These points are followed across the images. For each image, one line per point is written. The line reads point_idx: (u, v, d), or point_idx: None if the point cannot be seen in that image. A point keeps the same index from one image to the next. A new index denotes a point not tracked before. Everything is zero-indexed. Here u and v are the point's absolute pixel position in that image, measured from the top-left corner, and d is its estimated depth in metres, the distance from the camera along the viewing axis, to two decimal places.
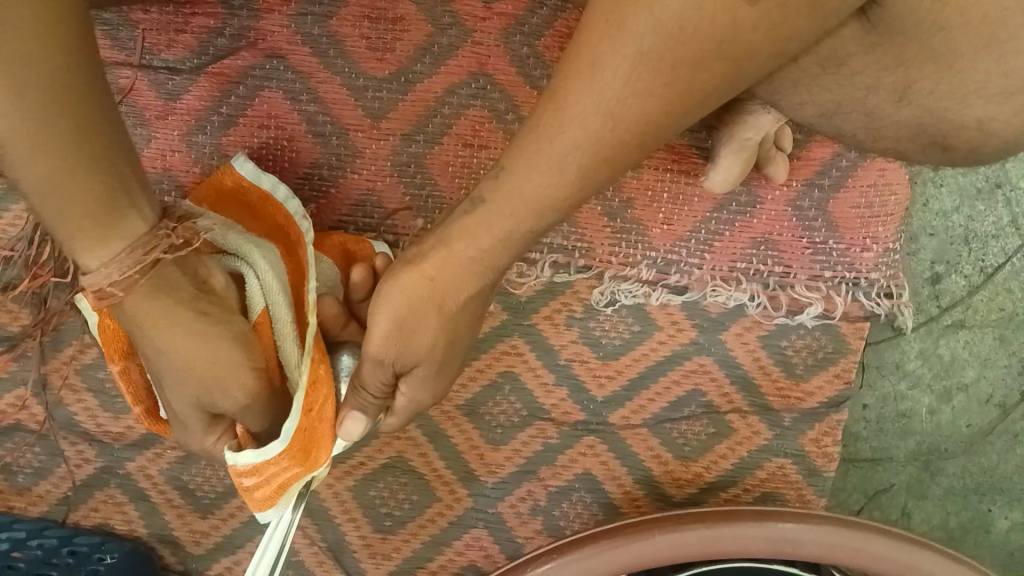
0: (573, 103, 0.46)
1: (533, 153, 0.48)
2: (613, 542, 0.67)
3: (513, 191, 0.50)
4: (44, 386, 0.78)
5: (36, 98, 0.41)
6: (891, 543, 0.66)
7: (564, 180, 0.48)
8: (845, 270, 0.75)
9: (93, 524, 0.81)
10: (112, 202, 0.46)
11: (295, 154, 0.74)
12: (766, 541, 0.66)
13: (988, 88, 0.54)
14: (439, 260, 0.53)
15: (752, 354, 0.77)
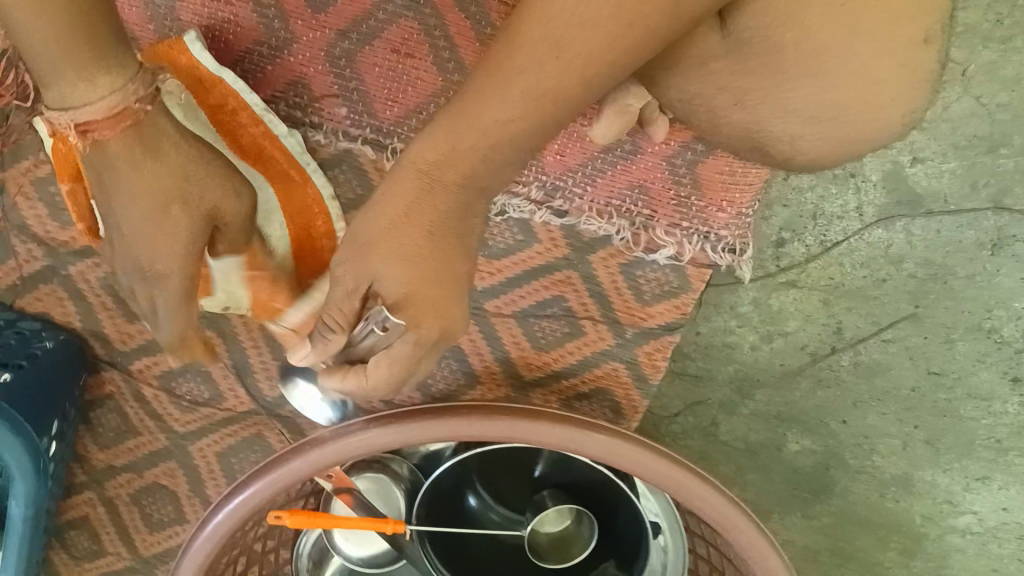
0: (522, 42, 0.56)
1: (491, 77, 0.58)
2: (435, 416, 0.81)
3: (478, 112, 0.58)
4: (2, 191, 0.90)
5: None
6: (657, 459, 0.79)
7: (517, 103, 0.57)
8: (699, 224, 0.87)
9: (36, 312, 0.94)
10: (91, 60, 0.58)
11: (238, 30, 0.83)
12: (558, 437, 0.80)
13: (803, 111, 0.66)
14: (412, 169, 0.62)
15: (611, 276, 0.90)
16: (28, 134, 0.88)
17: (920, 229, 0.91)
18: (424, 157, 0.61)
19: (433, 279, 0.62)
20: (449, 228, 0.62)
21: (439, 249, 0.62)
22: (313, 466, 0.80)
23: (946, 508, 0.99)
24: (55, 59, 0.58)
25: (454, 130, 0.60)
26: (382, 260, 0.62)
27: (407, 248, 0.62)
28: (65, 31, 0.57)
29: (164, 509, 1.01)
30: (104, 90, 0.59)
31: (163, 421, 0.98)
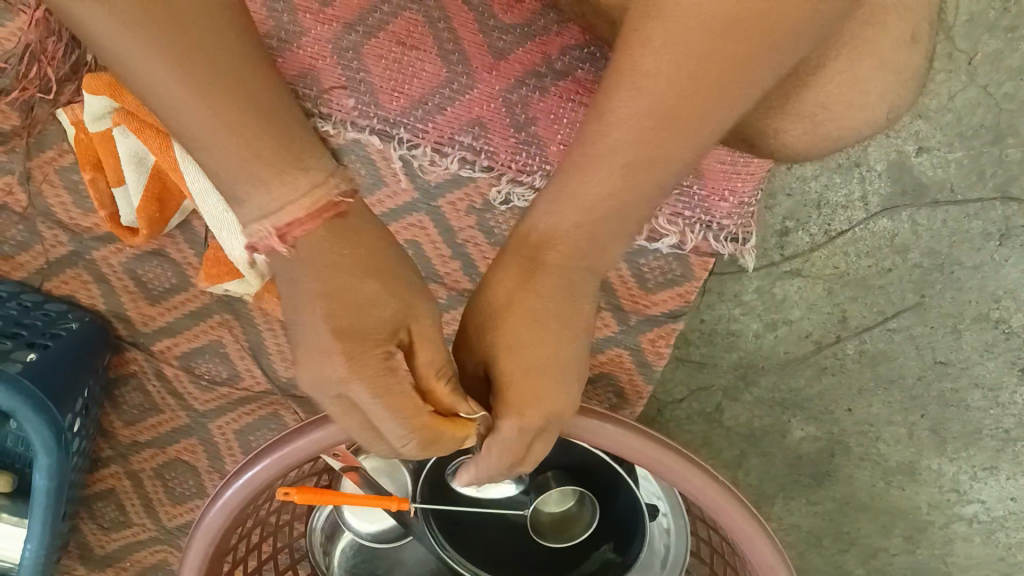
0: (613, 119, 0.54)
1: (590, 151, 0.56)
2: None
3: (574, 195, 0.57)
4: (28, 179, 0.94)
5: (207, 74, 0.51)
6: (664, 451, 0.81)
7: (625, 176, 0.55)
8: (702, 214, 0.87)
9: (62, 295, 0.98)
10: (289, 149, 0.54)
11: (250, 22, 0.85)
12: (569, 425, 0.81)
13: (787, 108, 0.69)
14: (525, 252, 0.61)
15: (615, 266, 0.92)
16: (53, 124, 0.92)
17: (926, 219, 0.92)
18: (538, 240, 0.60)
19: (550, 350, 0.60)
20: (572, 296, 0.61)
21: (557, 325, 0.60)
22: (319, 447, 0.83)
23: (953, 496, 1.00)
24: (227, 141, 0.53)
25: (561, 211, 0.58)
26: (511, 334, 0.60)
27: (529, 325, 0.60)
28: (215, 100, 0.52)
29: (185, 483, 1.05)
30: (304, 186, 0.54)
31: (184, 399, 1.02)
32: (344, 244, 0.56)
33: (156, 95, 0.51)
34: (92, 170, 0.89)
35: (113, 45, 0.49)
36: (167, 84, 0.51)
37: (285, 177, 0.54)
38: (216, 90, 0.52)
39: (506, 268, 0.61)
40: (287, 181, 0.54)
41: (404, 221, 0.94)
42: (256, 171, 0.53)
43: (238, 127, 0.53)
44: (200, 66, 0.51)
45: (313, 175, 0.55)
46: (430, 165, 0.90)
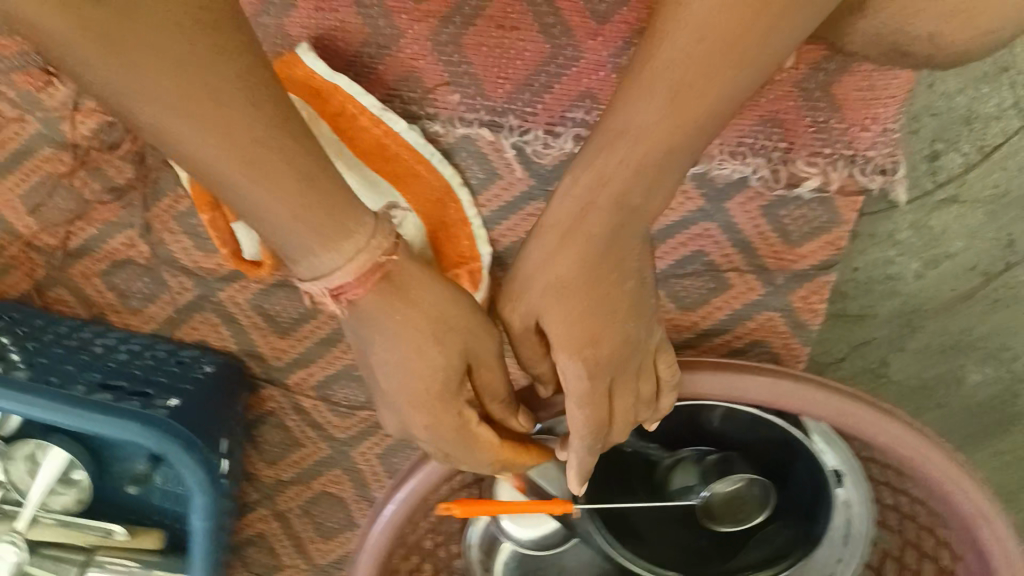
0: (661, 52, 0.57)
1: (632, 98, 0.58)
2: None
3: (626, 123, 0.58)
4: (148, 230, 0.94)
5: (243, 135, 0.52)
6: (829, 396, 0.77)
7: (661, 125, 0.57)
8: (843, 148, 0.82)
9: (194, 340, 0.98)
10: (337, 208, 0.57)
11: (346, 34, 0.84)
12: (725, 386, 0.79)
13: (938, 9, 0.64)
14: (564, 209, 0.62)
15: (754, 223, 0.86)
16: (166, 171, 0.91)
17: None
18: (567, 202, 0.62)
19: (610, 316, 0.62)
20: (609, 265, 0.61)
21: (597, 295, 0.61)
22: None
23: None
24: (292, 219, 0.56)
25: (602, 166, 0.60)
26: (563, 304, 0.62)
27: (573, 292, 0.61)
28: (254, 170, 0.53)
29: (335, 516, 1.03)
30: (352, 250, 0.57)
31: (325, 430, 1.00)
32: (398, 310, 0.61)
33: (224, 183, 0.54)
34: (209, 210, 0.87)
35: (175, 134, 0.51)
36: (222, 162, 0.52)
37: (337, 249, 0.57)
38: (261, 158, 0.53)
39: (551, 220, 0.62)
40: (340, 254, 0.57)
41: (522, 212, 0.89)
42: (309, 234, 0.56)
43: (269, 173, 0.54)
44: (240, 128, 0.52)
45: (356, 246, 0.58)
46: (545, 148, 0.85)
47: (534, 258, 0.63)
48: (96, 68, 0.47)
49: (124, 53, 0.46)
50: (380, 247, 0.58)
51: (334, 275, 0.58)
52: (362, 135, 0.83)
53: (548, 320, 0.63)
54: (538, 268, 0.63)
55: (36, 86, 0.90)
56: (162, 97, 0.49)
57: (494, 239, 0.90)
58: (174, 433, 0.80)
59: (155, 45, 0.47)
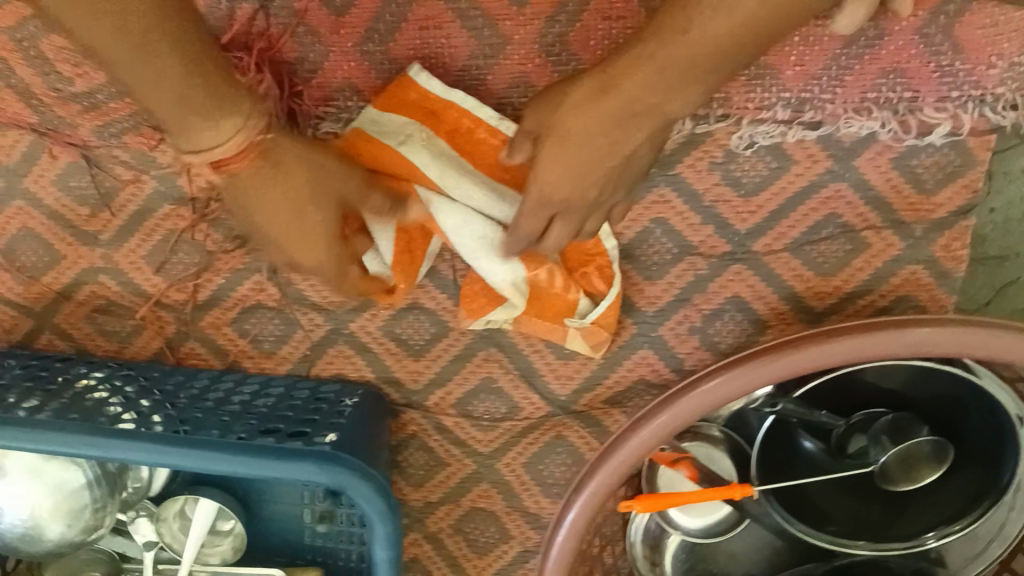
0: (717, 2, 0.66)
1: (673, 29, 0.69)
2: (784, 353, 0.76)
3: (666, 52, 0.69)
4: (275, 271, 0.95)
5: (175, 65, 0.61)
6: (1007, 335, 0.74)
7: (681, 55, 0.69)
8: (971, 89, 0.80)
9: (331, 374, 0.99)
10: (222, 105, 0.64)
11: (453, 51, 0.84)
12: (901, 342, 0.75)
13: None
14: (579, 100, 0.73)
15: (885, 175, 0.85)
16: None
17: None
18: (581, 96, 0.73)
19: (582, 182, 0.75)
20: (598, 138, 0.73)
21: (580, 152, 0.74)
22: (663, 436, 0.79)
23: None
24: (176, 106, 0.62)
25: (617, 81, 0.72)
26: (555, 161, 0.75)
27: (560, 154, 0.74)
28: (185, 87, 0.62)
29: (488, 531, 1.03)
30: (232, 129, 0.65)
31: (468, 445, 1.00)
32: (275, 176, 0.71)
33: (155, 108, 0.64)
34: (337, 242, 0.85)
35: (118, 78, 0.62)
36: (128, 73, 0.61)
37: (224, 124, 0.65)
38: (187, 86, 0.62)
39: (573, 108, 0.73)
40: (225, 130, 0.65)
41: (646, 200, 0.89)
42: (186, 117, 0.63)
43: (214, 114, 0.64)
44: (188, 75, 0.62)
45: (237, 124, 0.65)
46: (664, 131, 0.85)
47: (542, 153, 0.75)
48: (110, 53, 0.59)
49: (128, 37, 0.58)
50: (254, 127, 0.66)
51: (214, 149, 0.65)
52: (481, 146, 0.83)
53: (550, 170, 0.75)
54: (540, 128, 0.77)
55: (150, 145, 0.90)
56: (121, 49, 0.59)
57: (620, 231, 0.90)
58: (347, 461, 0.80)
59: (110, 20, 0.57)
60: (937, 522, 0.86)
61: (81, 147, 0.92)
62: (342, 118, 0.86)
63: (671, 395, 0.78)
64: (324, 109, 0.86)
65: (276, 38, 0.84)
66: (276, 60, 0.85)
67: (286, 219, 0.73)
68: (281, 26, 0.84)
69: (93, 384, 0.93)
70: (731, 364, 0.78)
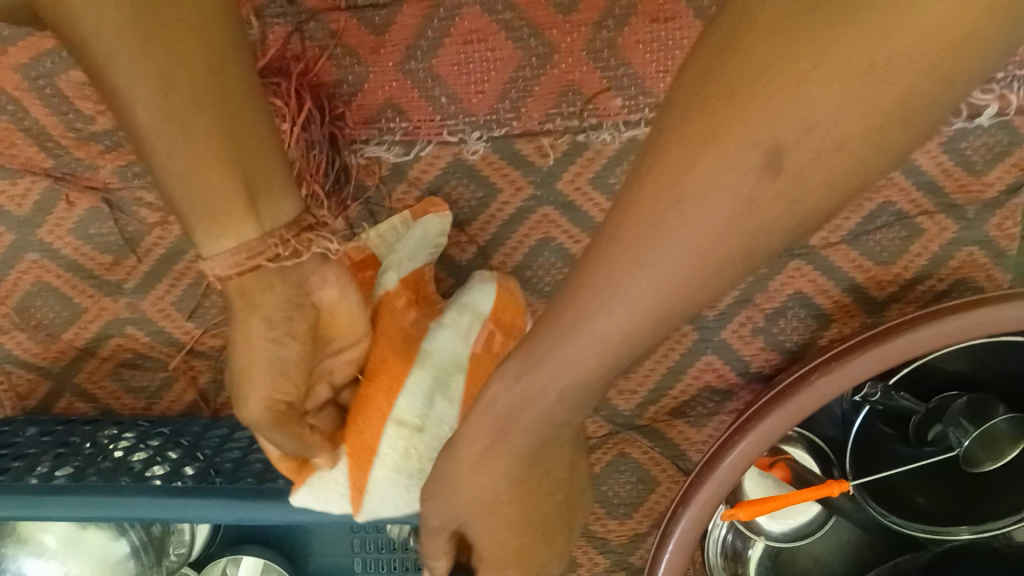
0: (725, 171, 0.39)
1: (661, 231, 0.42)
2: (879, 343, 0.76)
3: (655, 245, 0.42)
4: None
5: (204, 128, 0.55)
6: None
7: (740, 219, 0.40)
8: (1019, 68, 0.80)
9: None
10: (242, 201, 0.57)
11: (499, 62, 0.81)
12: (1000, 323, 0.74)
13: None
14: (554, 361, 0.51)
15: (935, 160, 0.85)
16: None
17: None
18: (558, 342, 0.50)
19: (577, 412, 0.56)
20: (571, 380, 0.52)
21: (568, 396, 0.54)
22: (770, 439, 0.77)
23: None
24: (191, 171, 0.55)
25: (620, 272, 0.44)
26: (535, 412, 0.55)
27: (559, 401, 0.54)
28: (189, 142, 0.55)
29: None
30: (240, 239, 0.57)
31: None
32: (253, 296, 0.59)
33: (150, 148, 0.55)
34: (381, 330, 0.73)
35: (127, 108, 0.53)
36: (147, 118, 0.53)
37: (224, 240, 0.57)
38: (212, 153, 0.55)
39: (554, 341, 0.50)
40: (225, 244, 0.57)
41: None
42: (208, 204, 0.56)
43: (207, 204, 0.56)
44: (208, 154, 0.55)
45: (250, 235, 0.57)
46: None
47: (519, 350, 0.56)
48: (144, 103, 0.53)
49: (168, 87, 0.53)
50: (277, 236, 0.58)
51: (215, 263, 0.57)
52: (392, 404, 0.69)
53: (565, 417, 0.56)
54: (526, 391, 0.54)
55: None
56: (148, 82, 0.52)
57: None
58: None
59: (148, 25, 0.51)
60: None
61: (102, 190, 0.86)
62: (384, 142, 0.83)
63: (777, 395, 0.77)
64: (366, 132, 0.83)
65: (313, 61, 0.81)
66: (314, 84, 0.81)
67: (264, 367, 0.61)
68: (317, 48, 0.80)
69: (127, 445, 0.86)
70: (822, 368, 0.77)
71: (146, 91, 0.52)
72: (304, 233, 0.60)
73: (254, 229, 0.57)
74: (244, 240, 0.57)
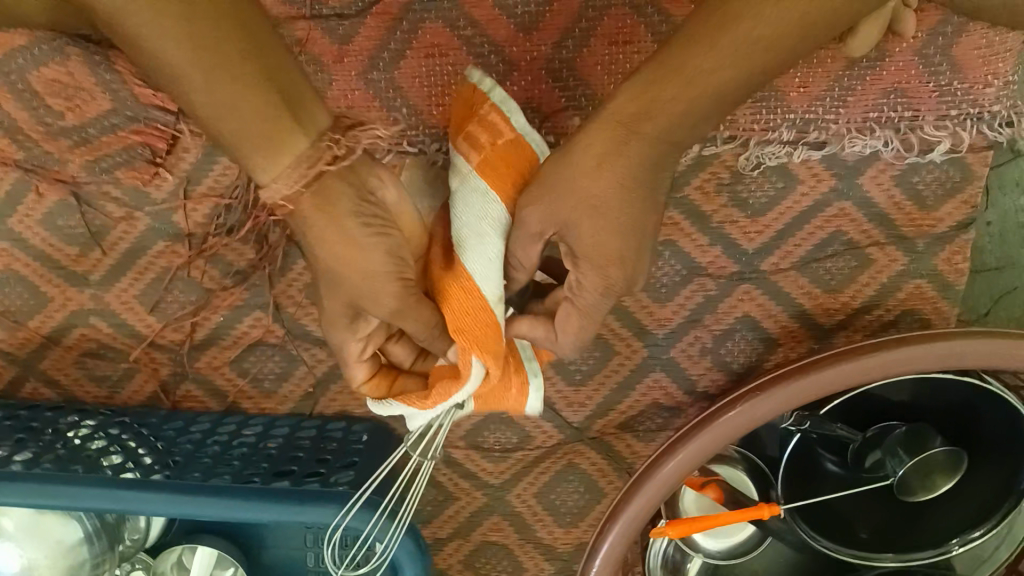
0: (706, 53, 0.61)
1: (689, 44, 0.61)
2: (806, 372, 0.75)
3: (645, 99, 0.62)
4: (278, 308, 0.92)
5: (238, 59, 0.55)
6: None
7: (705, 85, 0.61)
8: (969, 107, 0.82)
9: (336, 412, 0.96)
10: (278, 125, 0.57)
11: (459, 77, 0.83)
12: (926, 361, 0.73)
13: None
14: (590, 146, 0.64)
15: (886, 193, 0.86)
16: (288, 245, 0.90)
17: None
18: (597, 133, 0.64)
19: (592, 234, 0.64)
20: (615, 186, 0.64)
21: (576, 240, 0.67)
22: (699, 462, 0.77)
23: None
24: (227, 106, 0.56)
25: (626, 113, 0.63)
26: (568, 214, 0.64)
27: (589, 209, 0.64)
28: (220, 80, 0.55)
29: (500, 564, 1.02)
30: (293, 159, 0.59)
31: (478, 477, 0.99)
32: (325, 209, 0.62)
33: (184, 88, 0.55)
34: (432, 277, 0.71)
35: (152, 51, 0.52)
36: (176, 57, 0.53)
37: (283, 157, 0.58)
38: (248, 81, 0.56)
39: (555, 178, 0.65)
40: (286, 159, 0.58)
41: None
42: (256, 134, 0.57)
43: (258, 120, 0.57)
44: (247, 89, 0.56)
45: (303, 145, 0.59)
46: None
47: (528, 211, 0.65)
48: (168, 46, 0.52)
49: (195, 21, 0.52)
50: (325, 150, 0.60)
51: (285, 181, 0.59)
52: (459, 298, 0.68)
53: (575, 238, 0.65)
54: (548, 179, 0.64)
55: (144, 180, 0.87)
56: (169, 32, 0.52)
57: None
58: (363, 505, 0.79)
59: None
60: (969, 514, 0.89)
61: (70, 184, 0.88)
62: None
63: (704, 418, 0.77)
64: None
65: None
66: None
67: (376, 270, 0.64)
68: None
69: (87, 433, 0.89)
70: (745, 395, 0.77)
71: (170, 38, 0.52)
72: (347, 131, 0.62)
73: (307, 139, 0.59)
74: (302, 152, 0.59)
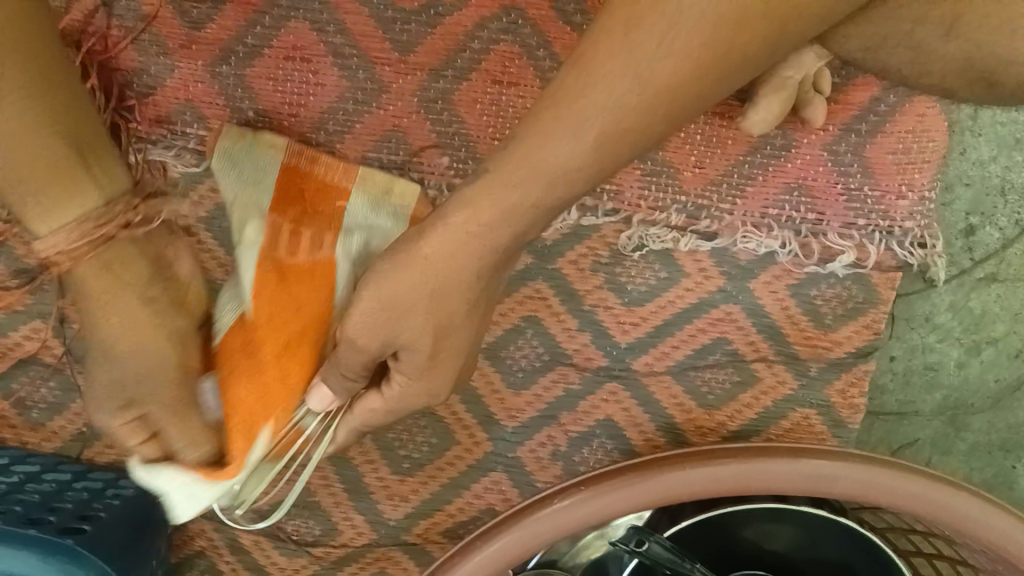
0: (588, 95, 0.47)
1: (538, 125, 0.49)
2: (643, 474, 0.68)
3: (524, 158, 0.50)
4: (63, 322, 0.77)
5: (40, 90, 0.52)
6: (915, 483, 0.67)
7: (581, 130, 0.48)
8: (879, 218, 0.73)
9: (108, 461, 0.80)
10: (73, 166, 0.54)
11: (320, 89, 0.73)
12: (791, 478, 0.68)
13: None
14: (465, 205, 0.52)
15: (780, 303, 0.76)
16: None
17: None
18: (447, 236, 0.52)
19: (440, 321, 0.55)
20: (452, 294, 0.54)
21: (439, 314, 0.55)
22: (518, 552, 0.68)
23: None
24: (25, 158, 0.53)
25: (509, 174, 0.50)
26: (400, 325, 0.55)
27: (427, 321, 0.55)
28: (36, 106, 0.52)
29: None
30: (80, 216, 0.56)
31: (266, 574, 0.81)
32: (112, 272, 0.59)
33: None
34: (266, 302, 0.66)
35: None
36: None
37: (70, 208, 0.55)
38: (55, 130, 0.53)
39: (404, 247, 0.55)
40: (71, 212, 0.55)
41: (518, 295, 0.76)
42: (55, 188, 0.54)
43: (49, 174, 0.54)
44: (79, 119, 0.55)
45: (93, 205, 0.56)
46: None
47: (374, 268, 0.56)
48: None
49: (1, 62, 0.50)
50: (118, 206, 0.57)
51: (60, 238, 0.55)
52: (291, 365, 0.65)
53: (411, 353, 0.57)
54: (377, 287, 0.55)
55: None
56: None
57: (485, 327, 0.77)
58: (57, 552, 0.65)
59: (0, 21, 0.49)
60: None
61: None
62: (174, 146, 0.73)
63: (529, 505, 0.69)
64: (156, 132, 0.73)
65: (115, 42, 0.72)
66: (108, 67, 0.72)
67: (159, 365, 0.62)
68: (122, 30, 0.72)
69: None
70: (595, 481, 0.69)
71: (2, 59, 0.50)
72: (150, 198, 0.60)
73: (99, 196, 0.56)
74: (90, 208, 0.56)
